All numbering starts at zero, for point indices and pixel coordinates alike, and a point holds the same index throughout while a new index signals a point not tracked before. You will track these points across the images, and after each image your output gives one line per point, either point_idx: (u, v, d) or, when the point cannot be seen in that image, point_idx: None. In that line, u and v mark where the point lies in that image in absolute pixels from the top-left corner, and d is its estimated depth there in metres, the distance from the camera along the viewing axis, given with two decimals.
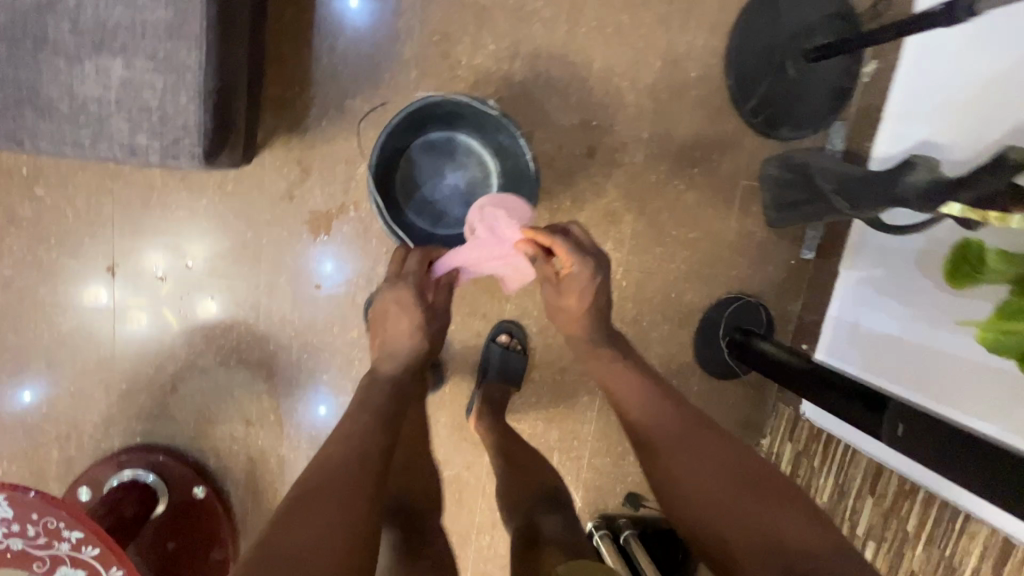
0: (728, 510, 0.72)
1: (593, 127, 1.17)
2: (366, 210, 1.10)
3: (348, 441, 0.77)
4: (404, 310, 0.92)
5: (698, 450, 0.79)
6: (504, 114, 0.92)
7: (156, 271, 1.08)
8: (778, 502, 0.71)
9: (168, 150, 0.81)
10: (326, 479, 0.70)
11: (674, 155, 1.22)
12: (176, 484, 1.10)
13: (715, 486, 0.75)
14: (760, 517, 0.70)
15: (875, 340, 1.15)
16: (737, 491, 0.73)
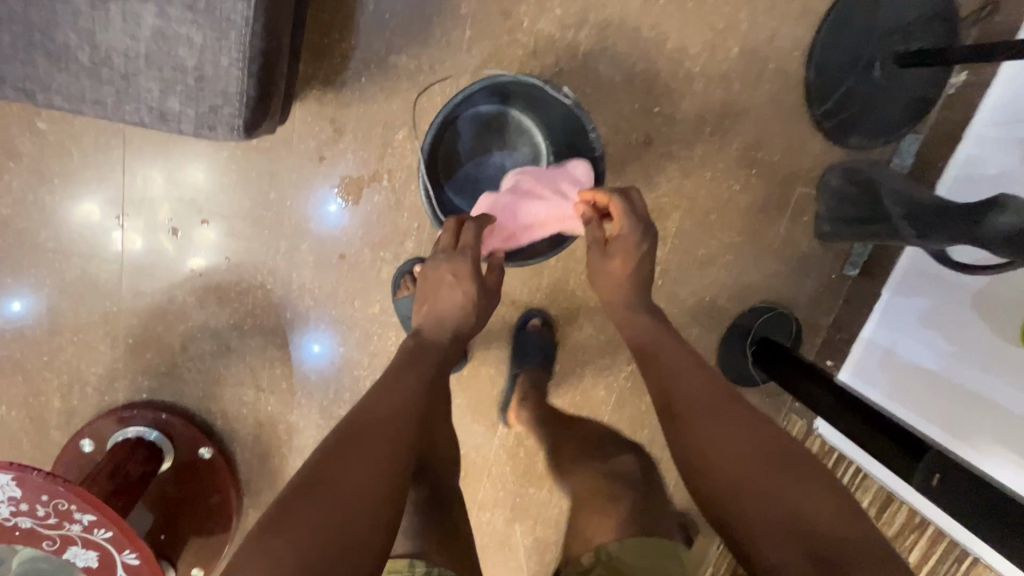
0: (754, 490, 0.64)
1: (655, 114, 1.08)
2: (401, 180, 1.02)
3: (392, 389, 0.75)
4: (438, 302, 0.85)
5: (725, 422, 0.71)
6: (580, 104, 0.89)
7: (169, 225, 1.00)
8: (808, 485, 0.64)
9: (206, 119, 0.73)
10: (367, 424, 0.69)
11: (734, 153, 1.14)
12: (182, 443, 1.07)
13: (740, 462, 0.67)
14: (790, 501, 0.62)
15: (913, 371, 1.11)
16: (766, 469, 0.65)
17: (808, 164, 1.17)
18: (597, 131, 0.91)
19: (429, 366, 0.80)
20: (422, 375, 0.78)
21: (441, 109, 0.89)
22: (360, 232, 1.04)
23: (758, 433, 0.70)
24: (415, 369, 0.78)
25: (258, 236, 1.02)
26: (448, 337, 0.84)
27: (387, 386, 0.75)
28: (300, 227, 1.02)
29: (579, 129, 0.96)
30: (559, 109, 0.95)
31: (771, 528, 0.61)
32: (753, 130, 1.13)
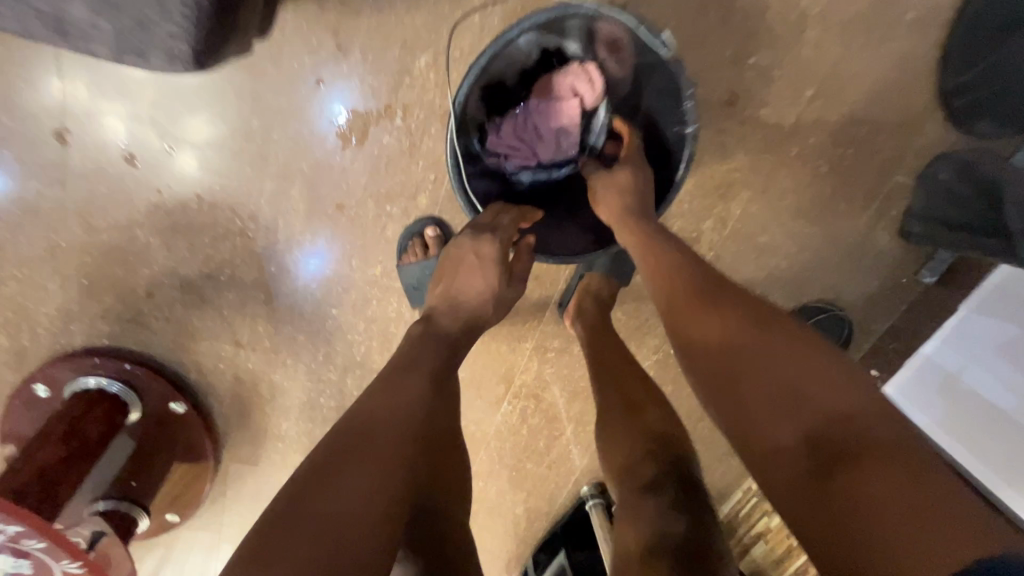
0: (756, 389, 0.53)
1: (747, 67, 0.86)
2: (417, 120, 0.83)
3: (394, 390, 0.59)
4: (453, 285, 0.73)
5: (727, 315, 0.58)
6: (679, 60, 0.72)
7: (126, 148, 0.81)
8: (822, 378, 0.51)
9: (130, 40, 0.52)
10: (369, 433, 0.54)
11: (832, 125, 0.91)
12: (151, 396, 0.95)
13: (741, 354, 0.55)
14: (798, 401, 0.51)
15: (977, 406, 0.91)
16: (770, 363, 0.53)
17: (914, 150, 0.95)
18: (695, 101, 0.74)
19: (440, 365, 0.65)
20: (432, 377, 0.63)
21: (495, 44, 0.73)
22: (364, 178, 0.86)
23: (763, 323, 0.57)
24: (421, 367, 0.63)
25: (238, 173, 0.83)
26: (459, 329, 0.70)
27: (389, 385, 0.59)
28: (289, 168, 0.84)
29: (672, 94, 0.79)
30: (654, 65, 0.77)
31: (774, 433, 0.51)
32: (863, 100, 0.90)
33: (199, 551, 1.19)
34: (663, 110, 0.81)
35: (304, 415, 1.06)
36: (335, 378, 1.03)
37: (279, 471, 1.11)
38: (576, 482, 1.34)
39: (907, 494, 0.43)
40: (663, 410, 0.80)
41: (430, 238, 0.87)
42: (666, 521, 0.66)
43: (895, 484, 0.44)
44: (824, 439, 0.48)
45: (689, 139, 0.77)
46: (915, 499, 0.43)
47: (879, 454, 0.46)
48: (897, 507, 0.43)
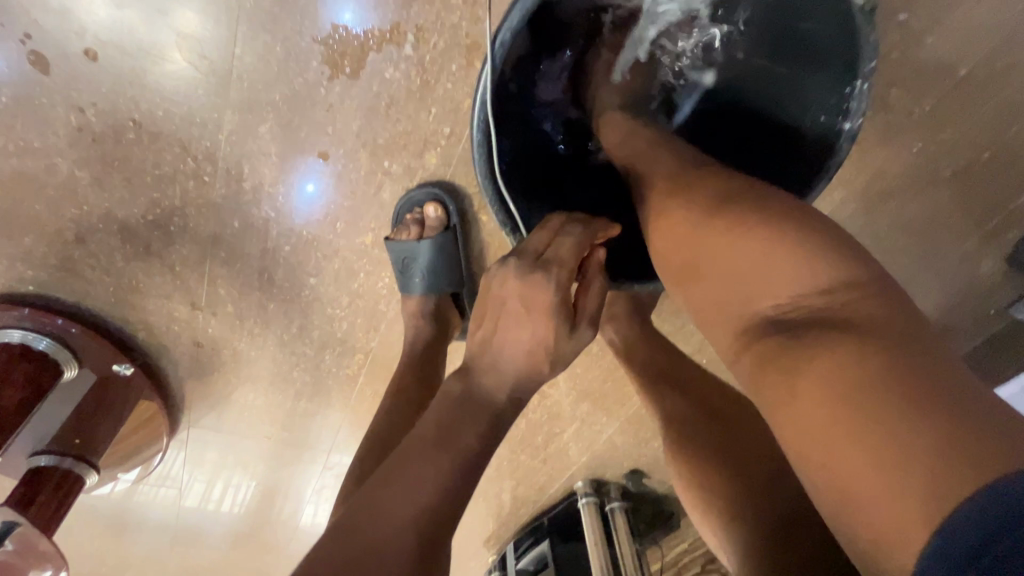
0: (718, 283, 0.44)
1: (892, 27, 0.63)
2: (434, 52, 0.62)
3: (411, 486, 0.43)
4: (489, 329, 0.53)
5: (721, 190, 0.47)
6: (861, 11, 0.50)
7: (30, 48, 0.59)
8: (792, 260, 0.39)
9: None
10: (365, 558, 0.40)
11: (975, 120, 0.69)
12: (88, 356, 0.80)
13: (706, 239, 0.45)
14: (760, 292, 0.41)
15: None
16: (735, 251, 0.43)
17: None
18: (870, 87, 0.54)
19: (479, 446, 0.47)
20: (466, 470, 0.45)
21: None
22: (357, 121, 0.66)
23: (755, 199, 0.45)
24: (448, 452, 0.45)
25: (189, 98, 0.63)
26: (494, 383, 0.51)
27: (408, 476, 0.44)
28: (257, 97, 0.64)
29: (825, 69, 0.57)
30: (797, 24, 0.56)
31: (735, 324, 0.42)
32: None
33: (165, 499, 1.12)
34: (802, 85, 0.59)
35: (274, 386, 0.92)
36: (311, 353, 0.88)
37: (247, 435, 1.01)
38: (571, 475, 1.22)
39: (867, 395, 0.32)
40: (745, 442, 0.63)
41: (430, 216, 0.70)
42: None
43: (849, 384, 0.33)
44: (786, 334, 0.38)
45: (847, 136, 0.57)
46: (875, 399, 0.31)
47: (842, 346, 0.34)
48: (847, 412, 0.32)
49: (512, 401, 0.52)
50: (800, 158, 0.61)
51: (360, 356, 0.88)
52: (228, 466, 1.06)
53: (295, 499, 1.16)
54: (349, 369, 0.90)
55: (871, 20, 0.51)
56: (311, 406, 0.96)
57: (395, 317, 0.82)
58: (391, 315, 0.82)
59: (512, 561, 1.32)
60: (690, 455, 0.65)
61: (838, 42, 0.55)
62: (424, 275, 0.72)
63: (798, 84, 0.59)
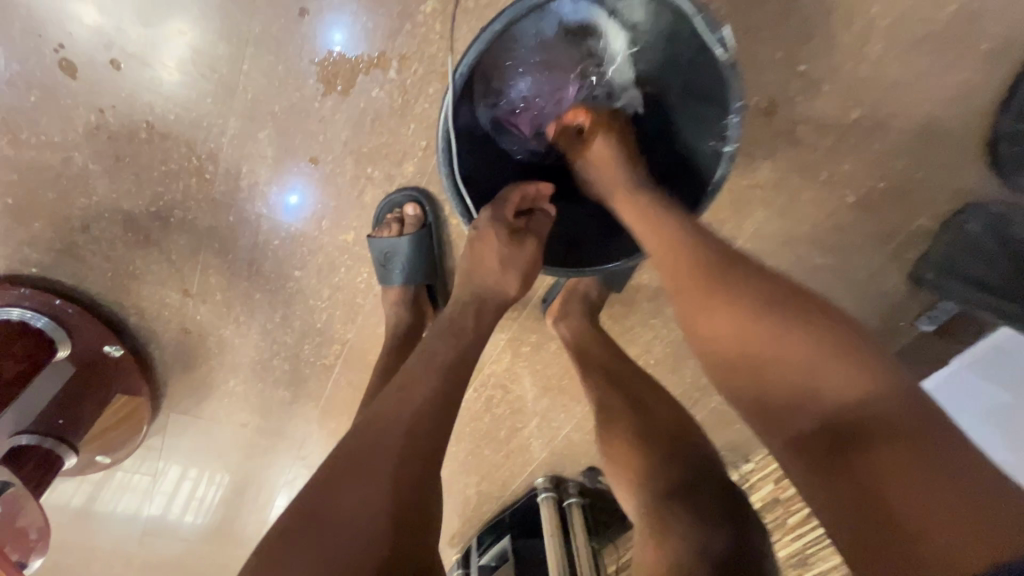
0: (760, 371, 0.50)
1: (796, 75, 0.76)
2: (415, 77, 0.73)
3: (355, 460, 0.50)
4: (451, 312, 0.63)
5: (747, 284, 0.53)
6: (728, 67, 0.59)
7: (63, 55, 0.67)
8: (838, 361, 0.47)
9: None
10: (364, 443, 0.51)
11: (870, 156, 0.83)
12: (81, 337, 0.86)
13: (744, 332, 0.51)
14: (809, 389, 0.47)
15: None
16: (784, 351, 0.49)
17: (948, 193, 0.86)
18: (740, 117, 0.60)
19: (425, 424, 0.52)
20: (425, 421, 0.52)
21: (512, 9, 0.59)
22: (345, 132, 0.76)
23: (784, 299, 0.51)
24: (395, 428, 0.51)
25: (198, 105, 0.72)
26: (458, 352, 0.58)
27: (353, 452, 0.51)
28: (257, 107, 0.73)
29: (715, 104, 0.65)
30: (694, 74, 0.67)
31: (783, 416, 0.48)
32: (910, 133, 0.81)
33: (139, 487, 1.16)
34: (703, 118, 0.68)
35: (254, 373, 0.99)
36: (291, 341, 0.95)
37: (225, 422, 1.07)
38: (531, 471, 1.30)
39: (932, 489, 0.40)
40: (672, 420, 0.73)
41: (409, 215, 0.80)
42: (708, 535, 0.62)
43: (915, 478, 0.41)
44: (840, 428, 0.45)
45: (726, 157, 0.63)
46: (940, 493, 0.40)
47: (900, 445, 0.42)
48: (919, 504, 0.40)
49: None
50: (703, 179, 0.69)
51: (337, 346, 0.96)
52: (203, 452, 1.11)
53: (266, 492, 1.20)
54: (326, 359, 0.98)
55: (736, 72, 0.59)
56: (289, 394, 1.03)
57: (371, 310, 0.91)
58: (368, 308, 0.91)
59: (475, 556, 1.38)
60: (615, 430, 0.74)
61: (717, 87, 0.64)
62: (403, 267, 0.81)
63: (700, 118, 0.69)
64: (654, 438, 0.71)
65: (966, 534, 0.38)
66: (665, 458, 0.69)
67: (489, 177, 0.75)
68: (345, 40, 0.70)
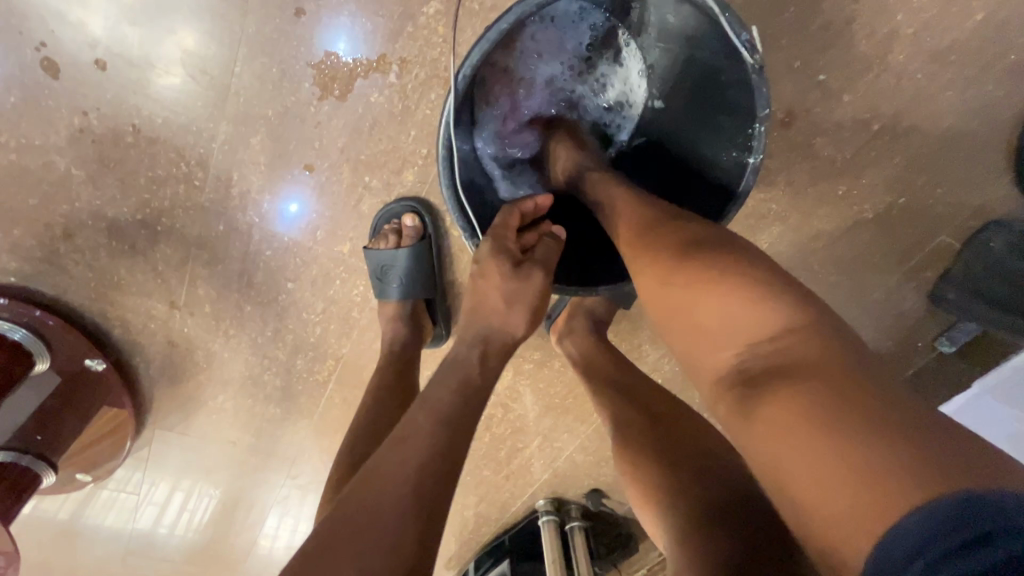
0: (689, 324, 0.47)
1: (814, 84, 0.73)
2: (416, 82, 0.70)
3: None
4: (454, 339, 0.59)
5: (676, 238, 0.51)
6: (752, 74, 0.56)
7: (45, 53, 0.65)
8: (748, 306, 0.43)
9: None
10: (363, 507, 0.45)
11: (891, 170, 0.79)
12: (63, 350, 0.82)
13: (669, 281, 0.49)
14: (725, 342, 0.44)
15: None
16: (703, 302, 0.45)
17: (972, 208, 0.83)
18: (767, 125, 0.57)
19: (402, 527, 0.44)
20: (428, 481, 0.47)
21: (523, 3, 0.55)
22: (342, 139, 0.72)
23: (712, 247, 0.48)
24: (385, 506, 0.45)
25: (187, 107, 0.69)
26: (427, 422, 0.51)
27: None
28: (250, 112, 0.70)
29: (731, 113, 0.62)
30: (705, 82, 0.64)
31: (707, 367, 0.45)
32: (932, 147, 0.77)
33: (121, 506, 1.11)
34: (718, 129, 0.65)
35: (244, 389, 0.95)
36: (284, 356, 0.90)
37: (213, 439, 1.02)
38: (533, 493, 1.24)
39: (819, 423, 0.34)
40: (687, 447, 0.68)
41: (408, 226, 0.75)
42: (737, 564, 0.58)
43: (806, 416, 0.35)
44: (753, 371, 0.41)
45: (750, 171, 0.60)
46: (827, 427, 0.34)
47: (797, 384, 0.37)
48: (808, 438, 0.35)
49: (465, 392, 0.56)
50: (717, 192, 0.65)
51: (331, 362, 0.91)
52: (190, 470, 1.06)
53: (255, 513, 1.14)
54: (320, 374, 0.93)
55: (763, 78, 0.56)
56: (280, 411, 0.98)
57: (367, 324, 0.87)
58: (365, 322, 0.87)
59: None
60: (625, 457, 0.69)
61: (734, 97, 0.61)
62: (400, 281, 0.77)
63: (713, 127, 0.65)
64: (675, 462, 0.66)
65: (859, 471, 0.32)
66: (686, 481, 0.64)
67: (485, 187, 0.70)
68: (345, 45, 0.68)
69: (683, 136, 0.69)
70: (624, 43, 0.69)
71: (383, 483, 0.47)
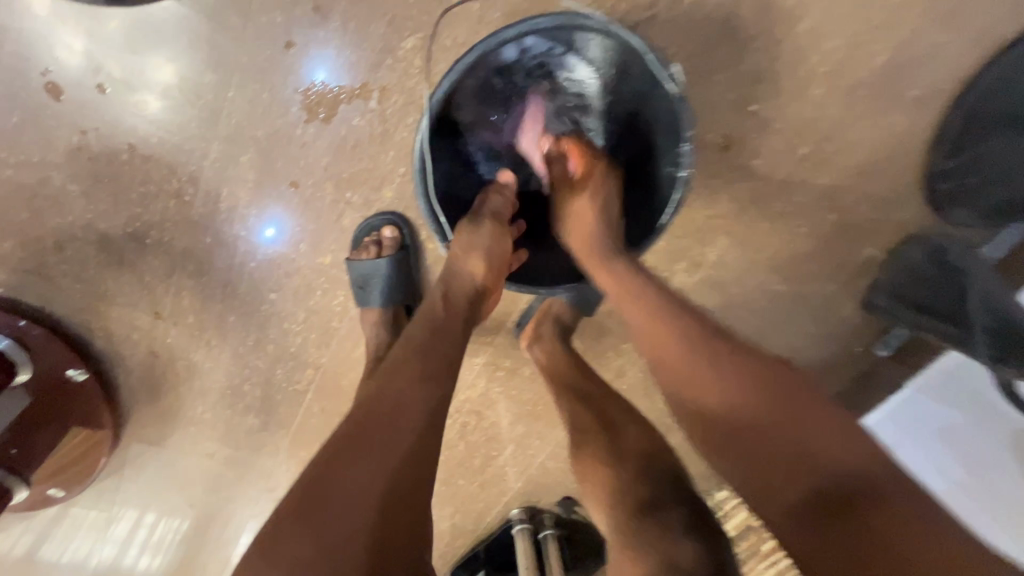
0: (756, 447, 0.52)
1: (747, 114, 0.83)
2: (395, 107, 0.77)
3: (286, 554, 0.50)
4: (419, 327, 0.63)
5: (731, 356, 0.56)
6: (679, 99, 0.64)
7: (49, 78, 0.73)
8: (816, 434, 0.51)
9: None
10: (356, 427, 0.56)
11: (820, 188, 0.89)
12: (46, 359, 0.84)
13: (734, 405, 0.54)
14: (801, 468, 0.50)
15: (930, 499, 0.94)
16: (766, 417, 0.52)
17: (892, 224, 0.93)
18: (691, 144, 0.65)
19: (384, 440, 0.54)
20: (406, 404, 0.57)
21: (484, 42, 0.64)
22: (325, 158, 0.79)
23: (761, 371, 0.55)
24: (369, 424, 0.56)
25: (179, 128, 0.76)
26: (396, 409, 0.57)
27: (279, 546, 0.50)
28: (240, 132, 0.77)
29: (669, 134, 0.70)
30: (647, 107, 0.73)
31: (777, 490, 0.51)
32: (854, 168, 0.88)
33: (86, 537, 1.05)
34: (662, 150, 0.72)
35: (223, 401, 0.96)
36: (264, 366, 0.93)
37: (187, 459, 1.01)
38: (507, 503, 1.26)
39: (918, 539, 0.45)
40: (643, 442, 0.72)
41: (386, 237, 0.81)
42: (674, 545, 0.60)
43: (896, 535, 0.45)
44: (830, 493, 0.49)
45: (681, 183, 0.67)
46: (923, 543, 0.45)
47: (883, 506, 0.47)
48: (908, 553, 0.44)
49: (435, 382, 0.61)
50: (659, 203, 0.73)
51: (310, 371, 0.94)
52: (155, 491, 1.04)
53: None
54: (299, 385, 0.95)
55: (687, 103, 0.64)
56: (259, 422, 0.98)
57: (346, 333, 0.91)
58: (344, 331, 0.90)
59: None
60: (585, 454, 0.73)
61: (668, 120, 0.69)
62: (383, 289, 0.82)
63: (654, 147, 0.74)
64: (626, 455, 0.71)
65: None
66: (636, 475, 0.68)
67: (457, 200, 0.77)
68: (329, 75, 0.75)
69: (638, 157, 0.76)
70: (587, 81, 0.76)
71: (351, 458, 0.54)
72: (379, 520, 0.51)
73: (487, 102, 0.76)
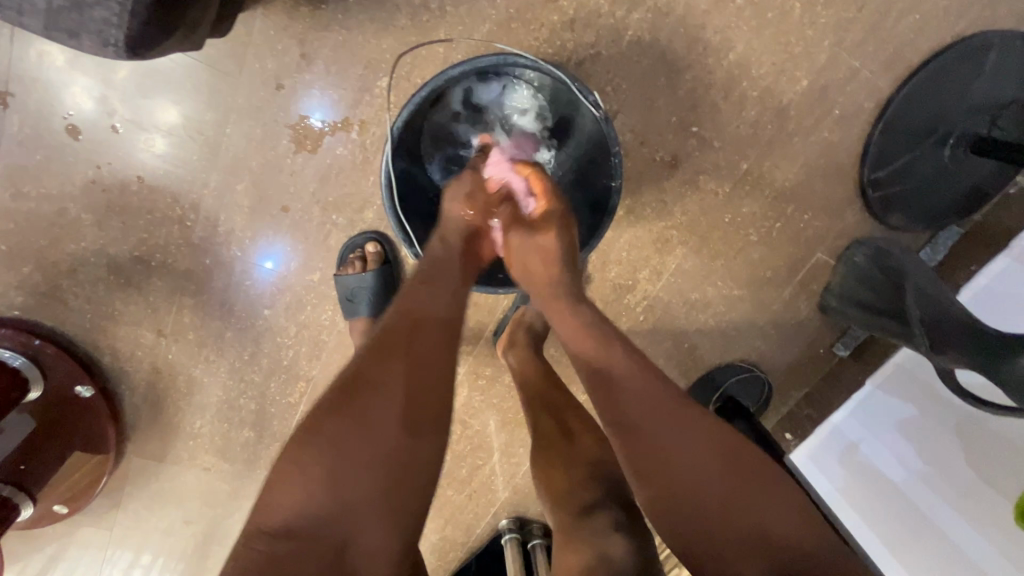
0: (712, 509, 0.54)
1: (690, 135, 0.93)
2: (374, 138, 0.86)
3: (310, 484, 0.52)
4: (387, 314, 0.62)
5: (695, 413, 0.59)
6: (604, 119, 0.75)
7: (70, 121, 0.83)
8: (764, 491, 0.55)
9: (65, 20, 0.55)
10: (389, 341, 0.58)
11: (766, 198, 0.97)
12: (55, 376, 0.90)
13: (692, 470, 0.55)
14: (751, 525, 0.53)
15: (891, 492, 0.91)
16: (704, 444, 0.56)
17: (836, 231, 0.99)
18: (621, 156, 0.75)
19: (414, 366, 0.56)
20: (430, 332, 0.59)
21: (435, 78, 0.75)
22: (313, 185, 0.88)
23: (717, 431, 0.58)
24: (400, 343, 0.57)
25: (182, 161, 0.86)
26: (417, 363, 0.57)
27: (303, 474, 0.52)
28: (237, 163, 0.86)
29: (603, 151, 0.80)
30: (584, 131, 0.82)
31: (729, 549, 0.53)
32: (794, 179, 0.96)
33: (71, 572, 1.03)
34: (598, 166, 0.82)
35: (220, 415, 0.99)
36: (258, 380, 0.97)
37: (177, 481, 1.02)
38: (495, 516, 1.27)
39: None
40: (598, 445, 0.76)
41: (371, 253, 0.90)
42: (606, 541, 0.62)
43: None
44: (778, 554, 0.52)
45: (615, 192, 0.77)
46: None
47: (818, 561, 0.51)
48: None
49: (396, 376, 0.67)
50: (599, 212, 0.81)
51: (301, 384, 0.98)
52: (138, 518, 1.02)
53: None
54: (291, 398, 0.99)
55: (611, 123, 0.75)
56: (253, 437, 1.00)
57: (335, 346, 0.96)
58: (333, 344, 0.96)
59: None
60: (549, 454, 0.77)
61: (601, 139, 0.80)
62: (368, 301, 0.89)
63: (592, 164, 0.83)
64: (576, 461, 0.74)
65: None
66: (585, 479, 0.71)
67: (419, 218, 0.83)
68: (317, 112, 0.85)
69: (581, 175, 0.84)
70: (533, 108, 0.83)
71: (368, 406, 0.54)
72: (402, 454, 0.54)
73: (440, 129, 0.83)
